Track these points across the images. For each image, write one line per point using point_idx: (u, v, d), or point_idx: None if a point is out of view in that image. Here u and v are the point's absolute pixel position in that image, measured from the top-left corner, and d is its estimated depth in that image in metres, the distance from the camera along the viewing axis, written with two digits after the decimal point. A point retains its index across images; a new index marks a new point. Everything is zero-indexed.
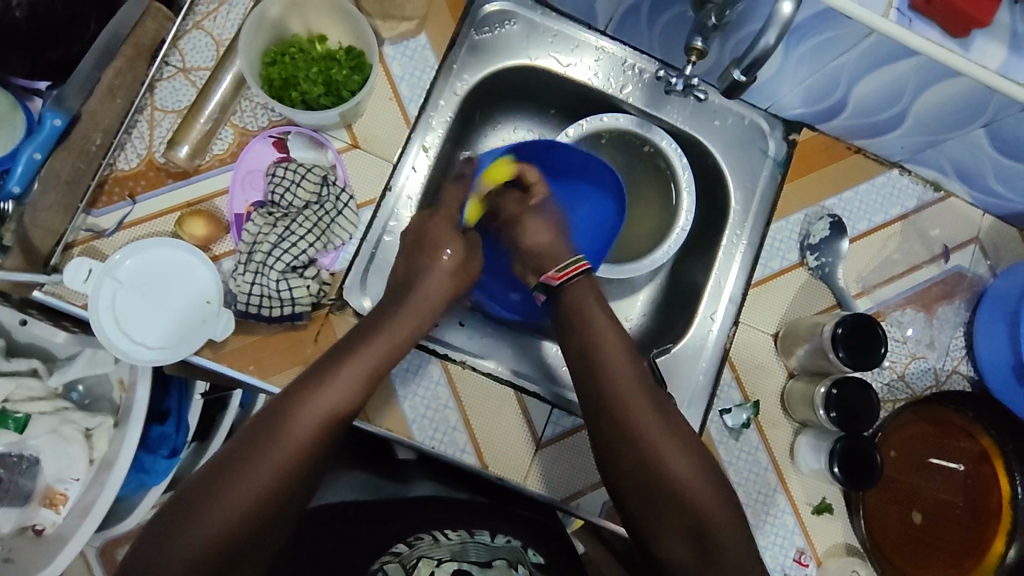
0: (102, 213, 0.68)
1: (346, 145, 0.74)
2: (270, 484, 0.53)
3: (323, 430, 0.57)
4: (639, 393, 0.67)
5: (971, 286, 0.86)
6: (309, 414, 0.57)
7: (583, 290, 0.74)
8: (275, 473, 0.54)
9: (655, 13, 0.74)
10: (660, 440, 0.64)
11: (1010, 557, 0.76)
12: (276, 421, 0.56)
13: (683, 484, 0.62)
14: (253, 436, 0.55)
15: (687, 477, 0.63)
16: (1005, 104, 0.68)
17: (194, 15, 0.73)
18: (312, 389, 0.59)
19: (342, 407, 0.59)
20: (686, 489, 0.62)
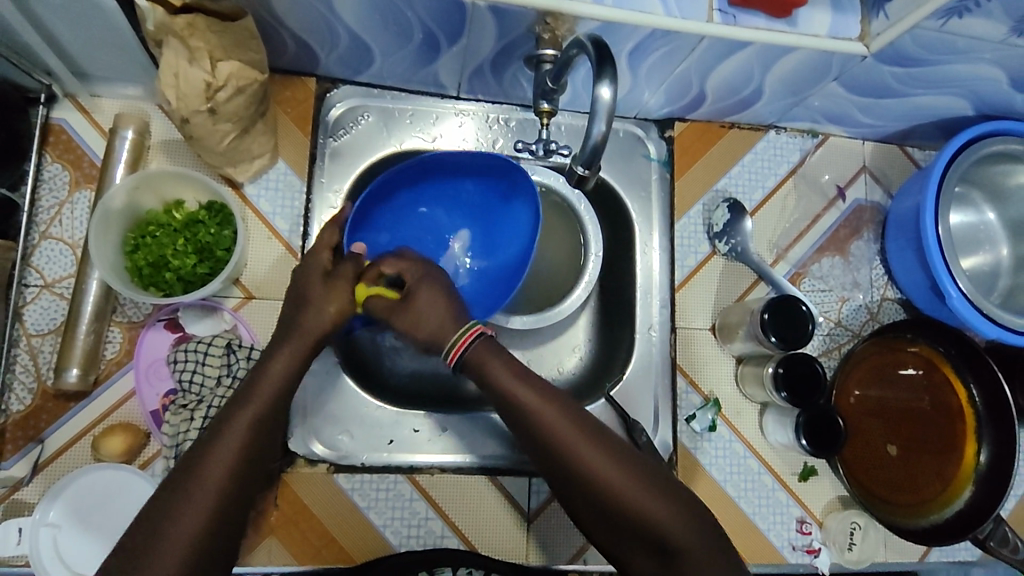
0: (12, 463, 0.66)
1: (240, 300, 0.72)
2: (190, 549, 0.47)
3: (240, 475, 0.51)
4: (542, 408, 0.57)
5: (873, 216, 0.87)
6: (215, 467, 0.49)
7: (484, 361, 0.58)
8: (205, 516, 0.48)
9: (498, 67, 0.73)
10: (574, 449, 0.56)
11: (983, 454, 0.80)
12: (195, 462, 0.49)
13: (601, 478, 0.55)
14: (175, 479, 0.49)
15: (613, 475, 0.55)
16: (846, 60, 0.69)
17: (38, 226, 0.70)
18: (221, 431, 0.51)
19: (255, 445, 0.52)
20: (606, 491, 0.55)
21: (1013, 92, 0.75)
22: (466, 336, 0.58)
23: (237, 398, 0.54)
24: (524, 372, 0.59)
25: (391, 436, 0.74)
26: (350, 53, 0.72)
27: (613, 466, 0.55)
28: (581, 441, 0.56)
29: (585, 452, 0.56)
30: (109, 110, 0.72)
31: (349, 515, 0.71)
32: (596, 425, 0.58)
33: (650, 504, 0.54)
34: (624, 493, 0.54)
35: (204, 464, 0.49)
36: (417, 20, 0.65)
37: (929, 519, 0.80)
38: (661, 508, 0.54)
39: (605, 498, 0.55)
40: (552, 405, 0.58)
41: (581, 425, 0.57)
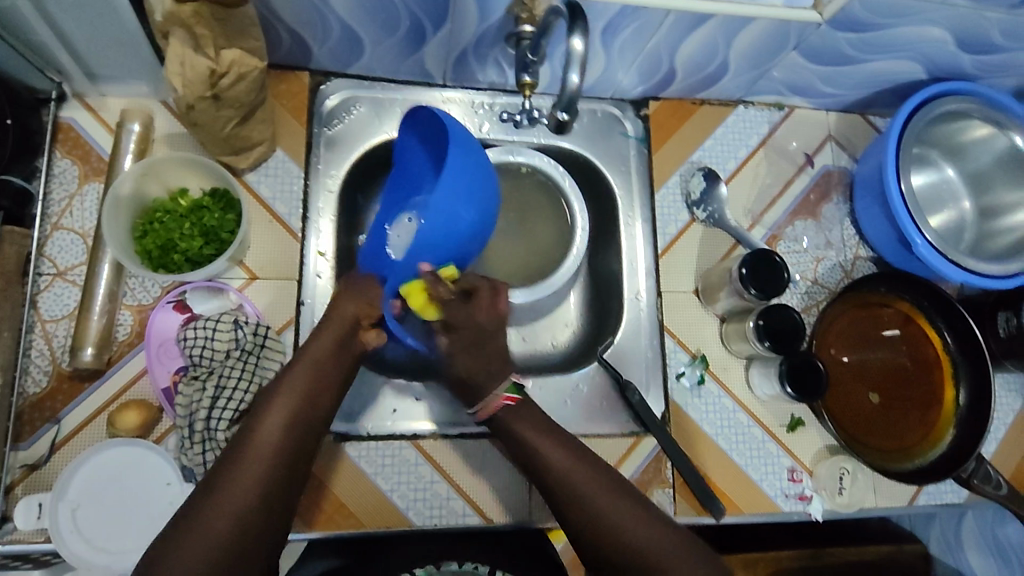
0: (30, 444, 0.68)
1: (245, 281, 0.76)
2: (249, 498, 0.55)
3: (288, 440, 0.59)
4: (578, 472, 0.63)
5: (841, 180, 0.93)
6: (268, 432, 0.58)
7: (517, 422, 0.67)
8: (256, 489, 0.55)
9: (481, 52, 0.78)
10: (609, 509, 0.61)
11: (962, 397, 0.84)
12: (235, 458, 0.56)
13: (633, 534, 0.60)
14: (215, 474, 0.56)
15: (647, 532, 0.60)
16: (802, 29, 0.75)
17: (50, 217, 0.73)
18: (272, 401, 0.60)
19: (301, 417, 0.60)
20: (642, 557, 0.59)
21: (960, 54, 0.81)
22: (500, 398, 0.68)
23: (277, 382, 0.62)
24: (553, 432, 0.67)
25: (394, 405, 0.77)
26: (341, 44, 0.77)
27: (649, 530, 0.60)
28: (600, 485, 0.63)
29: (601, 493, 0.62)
30: (115, 108, 0.77)
31: (358, 482, 0.74)
32: (625, 485, 0.64)
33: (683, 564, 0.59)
34: (636, 541, 0.60)
35: (258, 430, 0.58)
36: (403, 7, 0.70)
37: (915, 462, 0.83)
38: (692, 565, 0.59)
39: (640, 559, 0.59)
40: (581, 464, 0.64)
41: (613, 485, 0.63)
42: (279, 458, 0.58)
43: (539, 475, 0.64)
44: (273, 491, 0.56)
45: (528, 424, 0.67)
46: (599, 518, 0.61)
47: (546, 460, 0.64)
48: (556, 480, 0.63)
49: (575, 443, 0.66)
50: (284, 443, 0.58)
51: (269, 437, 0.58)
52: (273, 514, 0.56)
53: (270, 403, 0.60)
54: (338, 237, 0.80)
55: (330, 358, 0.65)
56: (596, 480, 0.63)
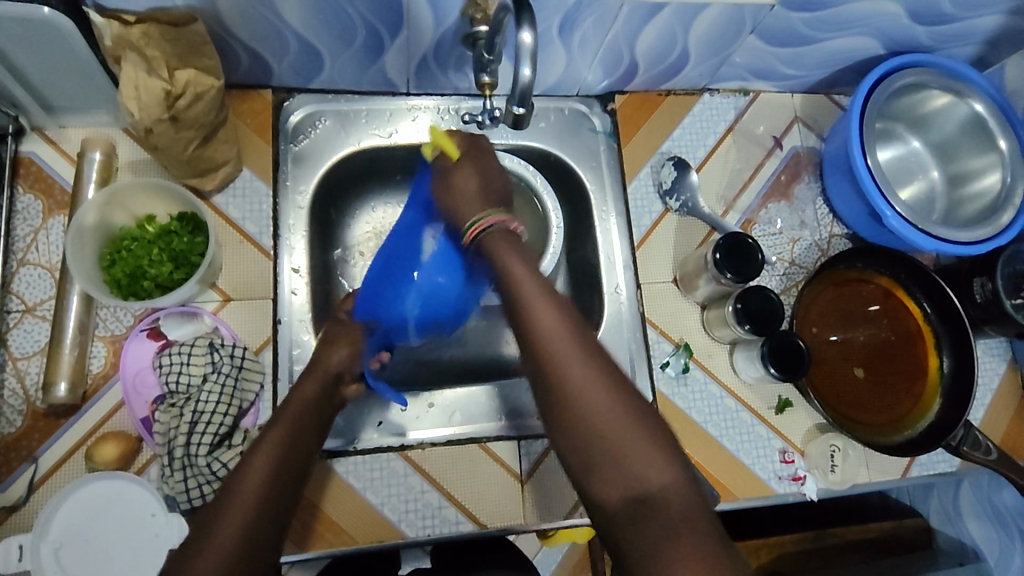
0: (7, 485, 0.67)
1: (218, 303, 0.75)
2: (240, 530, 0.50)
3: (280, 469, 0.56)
4: (526, 282, 0.55)
5: (810, 160, 0.93)
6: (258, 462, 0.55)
7: (503, 244, 0.58)
8: (247, 518, 0.51)
9: (441, 57, 0.78)
10: (547, 324, 0.53)
11: (946, 364, 0.84)
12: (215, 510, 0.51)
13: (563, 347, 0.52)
14: (198, 529, 0.51)
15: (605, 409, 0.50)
16: (756, 12, 0.75)
17: (16, 253, 0.72)
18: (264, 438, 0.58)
19: (291, 449, 0.58)
20: (588, 425, 0.50)
21: (914, 26, 0.82)
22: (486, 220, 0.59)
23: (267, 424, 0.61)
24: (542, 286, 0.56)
25: (379, 418, 0.78)
26: (300, 59, 0.77)
27: (588, 373, 0.51)
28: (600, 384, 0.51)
29: (600, 391, 0.51)
30: (77, 139, 0.76)
31: (348, 498, 0.73)
32: (590, 338, 0.53)
33: (628, 449, 0.49)
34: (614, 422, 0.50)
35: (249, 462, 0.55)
36: (358, 17, 0.69)
37: (904, 434, 0.83)
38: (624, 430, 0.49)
39: (577, 416, 0.50)
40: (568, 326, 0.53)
41: (562, 306, 0.54)
42: (261, 503, 0.53)
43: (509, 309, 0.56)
44: (254, 539, 0.51)
45: (514, 256, 0.57)
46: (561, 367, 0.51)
47: (511, 282, 0.56)
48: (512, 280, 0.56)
49: (528, 255, 0.58)
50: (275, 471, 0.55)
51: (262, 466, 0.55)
52: (266, 543, 0.51)
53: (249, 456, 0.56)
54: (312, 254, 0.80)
55: (303, 416, 0.62)
56: (544, 290, 0.55)
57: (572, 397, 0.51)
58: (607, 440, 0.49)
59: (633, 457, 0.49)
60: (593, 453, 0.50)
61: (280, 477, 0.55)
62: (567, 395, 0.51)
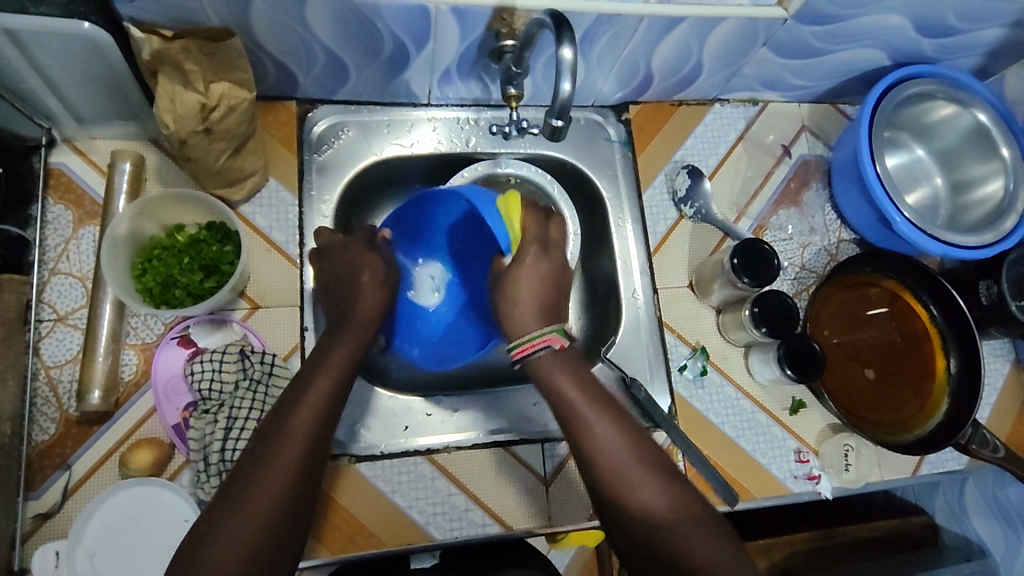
0: (42, 492, 0.67)
1: (247, 311, 0.76)
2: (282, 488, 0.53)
3: (317, 428, 0.58)
4: (589, 405, 0.61)
5: (818, 167, 0.96)
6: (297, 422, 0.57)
7: (552, 367, 0.64)
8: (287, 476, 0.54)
9: (464, 69, 0.80)
10: (605, 443, 0.59)
11: (953, 365, 0.86)
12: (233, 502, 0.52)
13: (627, 462, 0.58)
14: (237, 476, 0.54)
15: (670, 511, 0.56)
16: (770, 25, 0.78)
17: (47, 263, 0.73)
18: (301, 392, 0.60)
19: (327, 407, 0.60)
20: (641, 520, 0.56)
21: (919, 38, 0.85)
22: (548, 338, 0.65)
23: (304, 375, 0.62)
24: (602, 405, 0.62)
25: (405, 422, 0.79)
26: (326, 71, 0.78)
27: (647, 482, 0.57)
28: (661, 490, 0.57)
29: (659, 492, 0.57)
30: (106, 150, 0.77)
31: (377, 501, 0.74)
32: (653, 458, 0.59)
33: (681, 541, 0.54)
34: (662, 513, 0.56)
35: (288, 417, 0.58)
36: (386, 30, 0.71)
37: (913, 433, 0.86)
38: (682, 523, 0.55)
39: (642, 518, 0.56)
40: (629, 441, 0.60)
41: (618, 422, 0.61)
42: (282, 500, 0.53)
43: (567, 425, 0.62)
44: (291, 505, 0.54)
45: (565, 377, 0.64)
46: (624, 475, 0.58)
47: (561, 397, 0.63)
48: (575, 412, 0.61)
49: (582, 374, 0.65)
50: (314, 431, 0.58)
51: (301, 427, 0.57)
52: (303, 501, 0.55)
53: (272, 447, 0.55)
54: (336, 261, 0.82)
55: (327, 397, 0.60)
56: (596, 403, 0.62)
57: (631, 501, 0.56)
58: (667, 535, 0.55)
59: (687, 545, 0.54)
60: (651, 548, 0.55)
61: (318, 437, 0.58)
62: (629, 498, 0.56)
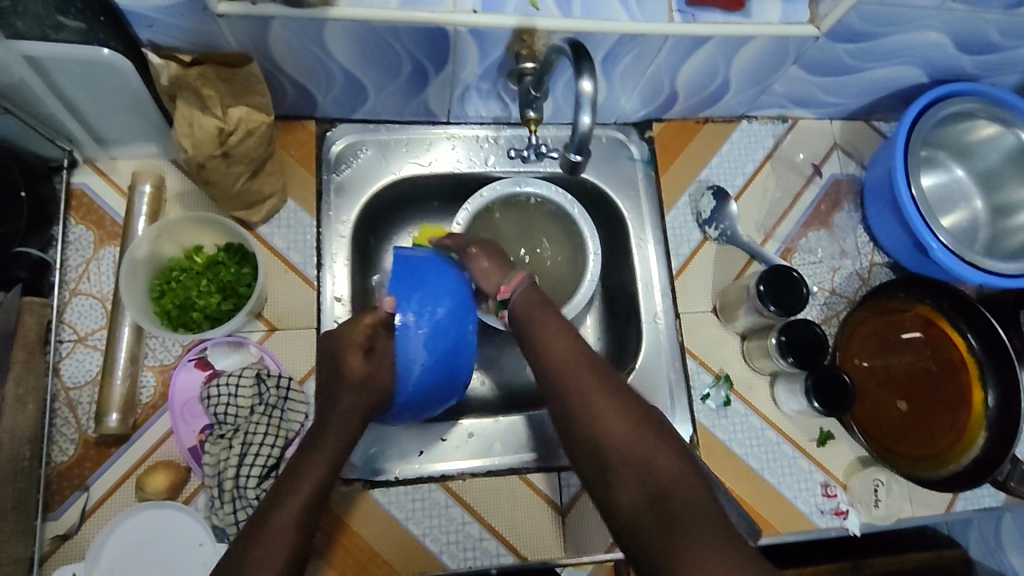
0: (60, 514, 0.68)
1: (264, 333, 0.76)
2: (295, 532, 0.54)
3: (327, 477, 0.59)
4: (558, 343, 0.66)
5: (851, 187, 0.92)
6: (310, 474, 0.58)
7: (525, 296, 0.72)
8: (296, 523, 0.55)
9: (483, 90, 0.79)
10: (572, 374, 0.62)
11: (991, 399, 0.83)
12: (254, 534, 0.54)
13: (570, 381, 0.62)
14: (253, 522, 0.55)
15: (606, 417, 0.58)
16: (801, 43, 0.75)
17: (68, 283, 0.74)
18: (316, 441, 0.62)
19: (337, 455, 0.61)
20: (597, 434, 0.57)
21: (958, 56, 0.81)
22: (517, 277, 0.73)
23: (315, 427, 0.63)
24: (564, 326, 0.68)
25: (421, 448, 0.78)
26: (344, 92, 0.77)
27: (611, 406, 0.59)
28: (604, 395, 0.60)
29: (604, 403, 0.59)
30: (126, 170, 0.77)
31: (391, 529, 0.73)
32: (600, 366, 0.63)
33: (648, 453, 0.54)
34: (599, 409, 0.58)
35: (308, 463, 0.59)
36: (405, 52, 0.70)
37: (948, 468, 0.82)
38: (608, 408, 0.58)
39: (586, 430, 0.58)
40: (577, 353, 0.65)
41: (586, 360, 0.64)
42: (299, 528, 0.55)
43: (530, 345, 0.68)
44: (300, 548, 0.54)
45: (543, 307, 0.70)
46: (568, 385, 0.61)
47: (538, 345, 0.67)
48: (536, 344, 0.67)
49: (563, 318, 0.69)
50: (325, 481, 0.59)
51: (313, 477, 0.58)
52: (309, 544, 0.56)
53: (294, 479, 0.58)
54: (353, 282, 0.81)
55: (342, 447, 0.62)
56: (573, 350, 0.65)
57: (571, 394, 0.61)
58: (585, 417, 0.59)
59: (648, 455, 0.54)
60: (592, 455, 0.57)
61: (325, 484, 0.59)
62: (561, 393, 0.62)
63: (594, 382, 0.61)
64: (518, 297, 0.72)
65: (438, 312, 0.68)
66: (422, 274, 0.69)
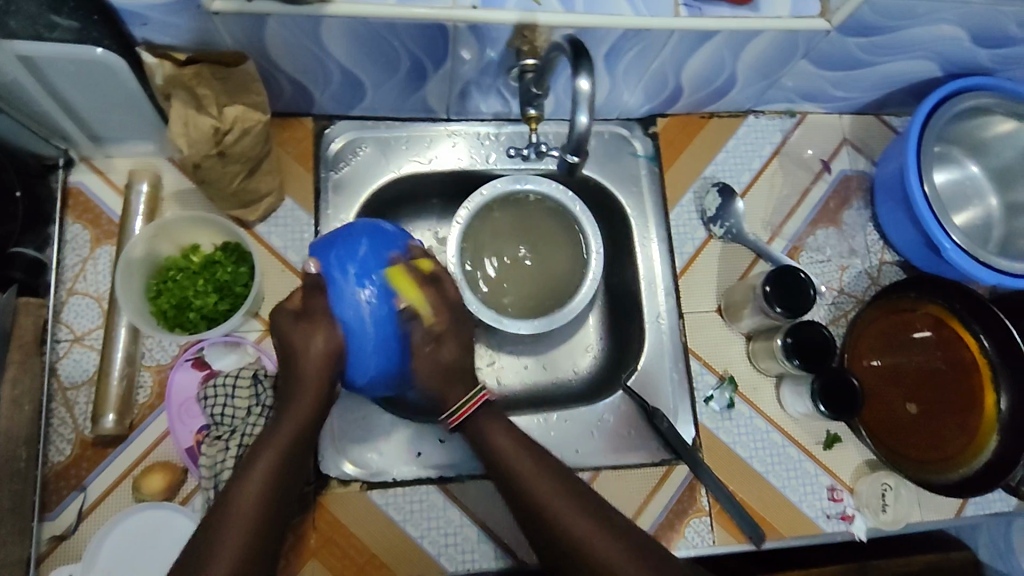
0: (57, 514, 0.68)
1: (261, 332, 0.75)
2: (249, 530, 0.55)
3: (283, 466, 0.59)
4: (523, 462, 0.64)
5: (860, 184, 0.90)
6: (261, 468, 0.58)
7: (486, 420, 0.67)
8: (252, 518, 0.55)
9: (483, 86, 0.78)
10: (545, 495, 0.61)
11: (1004, 403, 0.81)
12: (215, 526, 0.54)
13: (557, 519, 0.60)
14: (208, 523, 0.55)
15: (597, 547, 0.57)
16: (811, 37, 0.72)
17: (65, 283, 0.73)
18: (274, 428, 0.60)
19: (298, 438, 0.60)
20: (580, 543, 0.58)
21: (975, 49, 0.78)
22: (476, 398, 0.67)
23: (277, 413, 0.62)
24: (526, 445, 0.66)
25: (419, 448, 0.77)
26: (342, 88, 0.76)
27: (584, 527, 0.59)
28: (593, 522, 0.59)
29: (593, 528, 0.59)
30: (123, 169, 0.77)
31: (389, 531, 0.73)
32: (580, 496, 0.62)
33: (606, 552, 0.57)
34: (594, 547, 0.57)
35: (262, 454, 0.58)
36: (403, 49, 0.69)
37: (958, 472, 0.80)
38: (612, 551, 0.57)
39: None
40: (560, 492, 0.62)
41: (555, 478, 0.63)
42: (255, 525, 0.55)
43: (500, 478, 0.65)
44: (259, 542, 0.55)
45: (502, 430, 0.67)
46: (556, 526, 0.60)
47: (504, 459, 0.64)
48: (505, 474, 0.64)
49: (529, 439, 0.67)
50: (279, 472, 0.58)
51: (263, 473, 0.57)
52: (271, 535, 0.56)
53: (247, 468, 0.57)
54: None
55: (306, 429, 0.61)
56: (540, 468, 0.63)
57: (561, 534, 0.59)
58: (578, 555, 0.58)
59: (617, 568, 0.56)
60: None
61: (283, 471, 0.58)
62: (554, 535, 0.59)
63: (581, 514, 0.60)
64: (478, 420, 0.67)
65: (381, 287, 0.64)
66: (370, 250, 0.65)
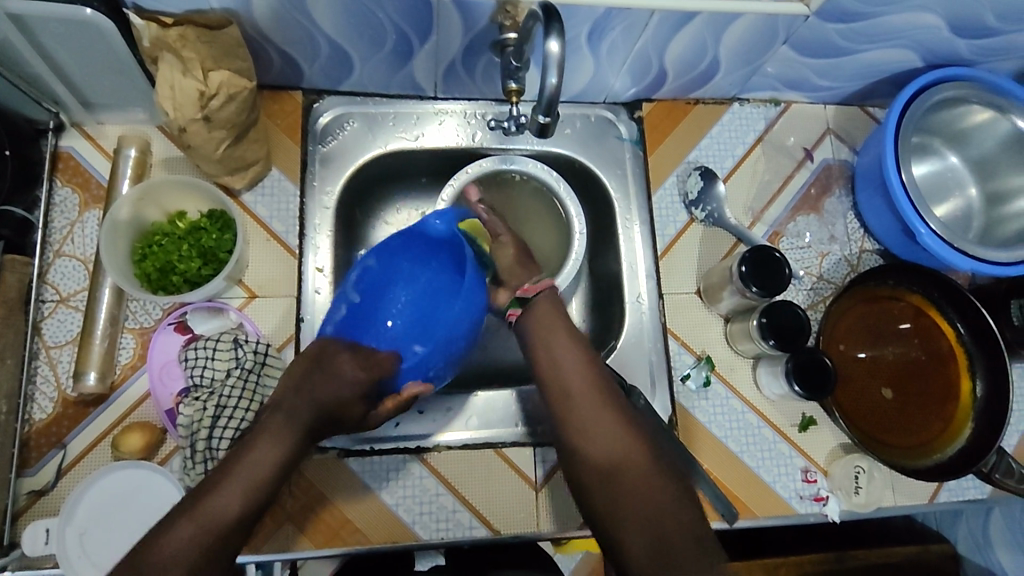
0: (37, 470, 0.69)
1: (244, 300, 0.76)
2: (243, 504, 0.59)
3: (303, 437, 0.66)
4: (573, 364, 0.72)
5: (842, 173, 0.91)
6: (274, 445, 0.63)
7: (546, 313, 0.76)
8: (244, 497, 0.59)
9: (469, 63, 0.79)
10: (585, 400, 0.70)
11: (979, 389, 0.81)
12: (226, 474, 0.60)
13: (591, 418, 0.68)
14: (208, 482, 0.60)
15: (621, 456, 0.66)
16: (790, 22, 0.74)
17: (52, 245, 0.75)
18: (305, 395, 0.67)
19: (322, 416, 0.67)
20: (613, 457, 0.65)
21: (954, 39, 0.80)
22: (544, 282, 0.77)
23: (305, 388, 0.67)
24: (579, 348, 0.73)
25: (397, 419, 0.77)
26: (331, 61, 0.78)
27: (616, 443, 0.66)
28: (626, 431, 0.68)
29: (627, 443, 0.67)
30: (113, 135, 0.78)
31: (364, 498, 0.73)
32: (615, 400, 0.70)
33: (645, 475, 0.64)
34: (628, 467, 0.65)
35: (286, 417, 0.65)
36: (390, 22, 0.70)
37: (933, 458, 0.80)
38: (647, 476, 0.64)
39: (609, 479, 0.64)
40: (599, 393, 0.70)
41: (599, 388, 0.70)
42: (253, 493, 0.60)
43: (541, 364, 0.73)
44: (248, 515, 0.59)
45: (562, 332, 0.74)
46: (585, 428, 0.68)
47: (559, 366, 0.72)
48: (551, 364, 0.72)
49: (579, 339, 0.74)
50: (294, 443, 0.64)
51: (270, 452, 0.62)
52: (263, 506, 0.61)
53: (263, 435, 0.63)
54: (337, 250, 0.81)
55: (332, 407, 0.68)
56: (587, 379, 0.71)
57: (594, 435, 0.68)
58: (609, 461, 0.66)
59: (650, 493, 0.62)
60: (614, 506, 0.63)
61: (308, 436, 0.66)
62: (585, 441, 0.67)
63: (618, 415, 0.69)
64: (540, 306, 0.76)
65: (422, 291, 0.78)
66: (443, 246, 0.78)
